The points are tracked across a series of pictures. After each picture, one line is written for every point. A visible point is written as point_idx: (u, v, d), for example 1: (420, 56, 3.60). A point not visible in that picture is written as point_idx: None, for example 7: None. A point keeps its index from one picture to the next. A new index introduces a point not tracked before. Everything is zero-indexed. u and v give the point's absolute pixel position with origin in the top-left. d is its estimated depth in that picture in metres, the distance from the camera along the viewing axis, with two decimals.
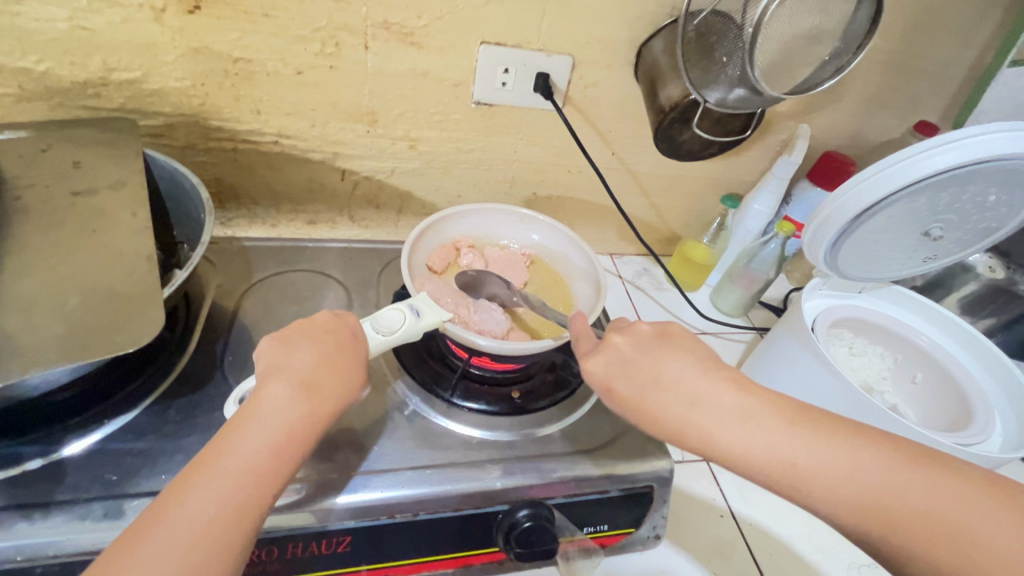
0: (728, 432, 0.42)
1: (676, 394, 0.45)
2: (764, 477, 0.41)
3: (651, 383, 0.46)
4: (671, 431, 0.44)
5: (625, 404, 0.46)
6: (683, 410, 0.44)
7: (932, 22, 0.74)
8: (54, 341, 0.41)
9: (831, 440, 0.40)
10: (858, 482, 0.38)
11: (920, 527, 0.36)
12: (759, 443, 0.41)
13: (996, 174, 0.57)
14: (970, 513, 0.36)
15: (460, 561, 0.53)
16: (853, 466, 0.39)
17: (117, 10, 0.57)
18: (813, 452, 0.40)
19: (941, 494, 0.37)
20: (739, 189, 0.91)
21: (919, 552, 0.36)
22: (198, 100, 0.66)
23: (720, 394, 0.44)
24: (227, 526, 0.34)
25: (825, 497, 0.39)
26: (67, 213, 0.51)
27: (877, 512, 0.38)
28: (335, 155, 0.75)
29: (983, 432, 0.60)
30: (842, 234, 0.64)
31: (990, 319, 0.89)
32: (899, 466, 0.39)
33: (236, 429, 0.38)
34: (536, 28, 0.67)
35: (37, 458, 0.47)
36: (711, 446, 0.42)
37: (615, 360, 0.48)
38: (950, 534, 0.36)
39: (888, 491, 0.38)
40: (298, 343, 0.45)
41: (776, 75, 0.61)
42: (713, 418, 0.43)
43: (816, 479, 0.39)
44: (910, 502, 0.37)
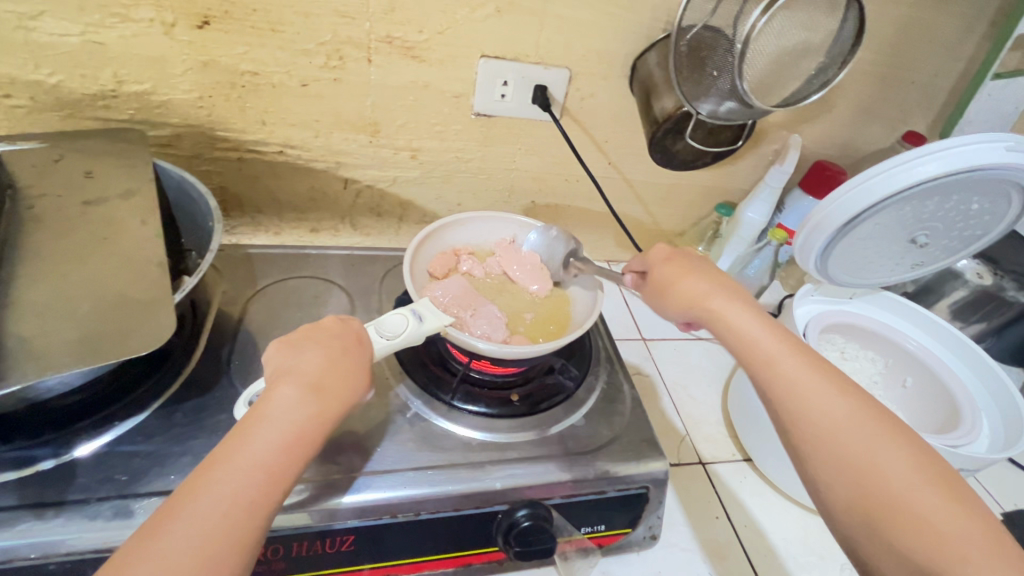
0: (736, 312, 0.51)
1: (709, 280, 0.54)
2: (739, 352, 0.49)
3: (695, 269, 0.55)
4: (687, 302, 0.53)
5: (661, 280, 0.56)
6: (706, 288, 0.53)
7: (918, 36, 0.76)
8: (69, 344, 0.43)
9: (806, 358, 0.47)
10: (808, 389, 0.45)
11: (836, 437, 0.42)
12: (753, 326, 0.49)
13: (976, 183, 0.59)
14: (883, 444, 0.42)
15: (460, 560, 0.54)
16: (812, 377, 0.45)
17: (128, 25, 0.59)
18: (790, 354, 0.47)
19: (870, 423, 0.43)
20: (732, 197, 0.93)
21: (823, 459, 0.42)
22: (205, 111, 0.67)
23: (745, 296, 0.53)
24: (241, 520, 0.36)
25: (773, 385, 0.46)
26: (80, 221, 0.52)
27: (807, 418, 0.44)
28: (338, 165, 0.77)
29: (970, 432, 0.62)
30: (832, 242, 0.65)
31: (980, 324, 0.90)
32: (849, 394, 0.44)
33: (246, 428, 0.40)
34: (534, 42, 0.70)
35: (49, 459, 0.48)
36: (711, 315, 0.51)
37: (681, 253, 0.58)
38: (857, 451, 0.41)
39: (828, 406, 0.44)
40: (304, 347, 0.47)
41: (765, 88, 0.64)
42: (731, 299, 0.52)
43: (780, 367, 0.47)
44: (843, 419, 0.43)
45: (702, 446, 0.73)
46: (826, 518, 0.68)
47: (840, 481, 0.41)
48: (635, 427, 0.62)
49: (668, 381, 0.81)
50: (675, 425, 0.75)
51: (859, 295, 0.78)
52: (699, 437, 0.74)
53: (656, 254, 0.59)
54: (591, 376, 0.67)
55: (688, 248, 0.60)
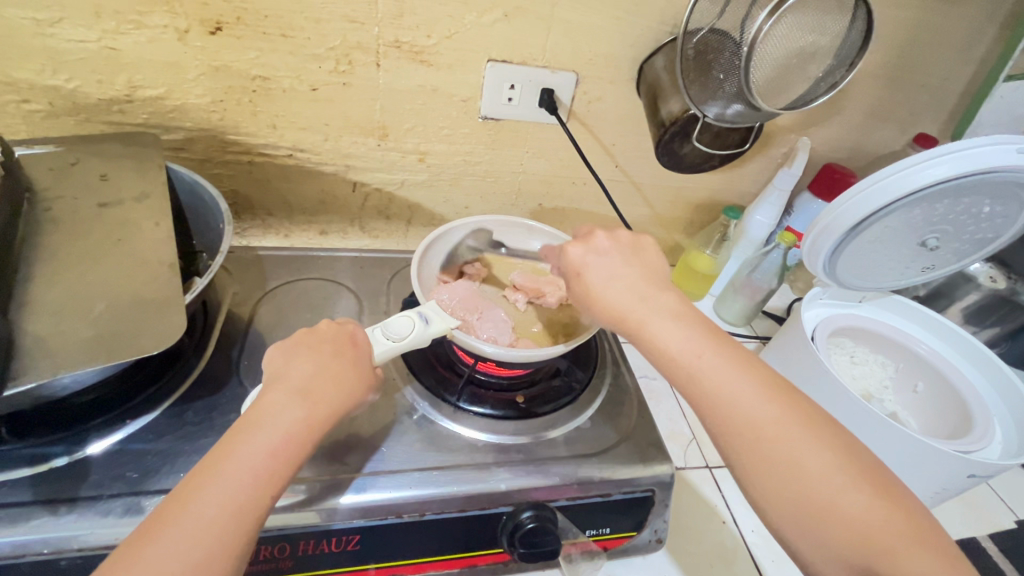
0: (657, 324, 0.48)
1: (624, 288, 0.50)
2: (670, 367, 0.46)
3: (613, 274, 0.51)
4: (615, 316, 0.50)
5: (583, 290, 0.52)
6: (631, 300, 0.49)
7: (928, 38, 0.76)
8: (84, 342, 0.44)
9: (731, 362, 0.45)
10: (737, 397, 0.43)
11: (764, 445, 0.42)
12: (675, 337, 0.47)
13: (986, 186, 0.58)
14: (808, 447, 0.41)
15: (466, 561, 0.55)
16: (737, 385, 0.44)
17: (143, 31, 0.60)
18: (710, 363, 0.45)
19: (796, 428, 0.42)
20: (740, 200, 0.93)
21: (758, 473, 0.41)
22: (217, 115, 0.68)
23: (663, 299, 0.49)
24: (230, 524, 0.36)
25: (705, 400, 0.44)
26: (95, 223, 0.53)
27: (738, 435, 0.42)
28: (347, 168, 0.77)
29: (984, 437, 0.61)
30: (840, 245, 0.65)
31: (993, 329, 0.89)
32: (770, 397, 0.43)
33: (238, 435, 0.40)
34: (541, 46, 0.70)
35: (62, 456, 0.49)
36: (639, 330, 0.48)
37: (594, 254, 0.53)
38: (788, 456, 0.41)
39: (752, 411, 0.43)
40: (296, 353, 0.48)
41: (773, 91, 0.63)
42: (650, 310, 0.49)
43: (704, 379, 0.44)
44: (766, 424, 0.42)
45: (709, 450, 0.73)
46: None
47: (772, 490, 0.41)
48: (641, 429, 0.62)
49: None
50: (682, 429, 0.74)
51: (869, 299, 0.77)
52: (707, 441, 0.74)
53: (569, 256, 0.54)
54: (596, 379, 0.67)
55: (601, 241, 0.54)
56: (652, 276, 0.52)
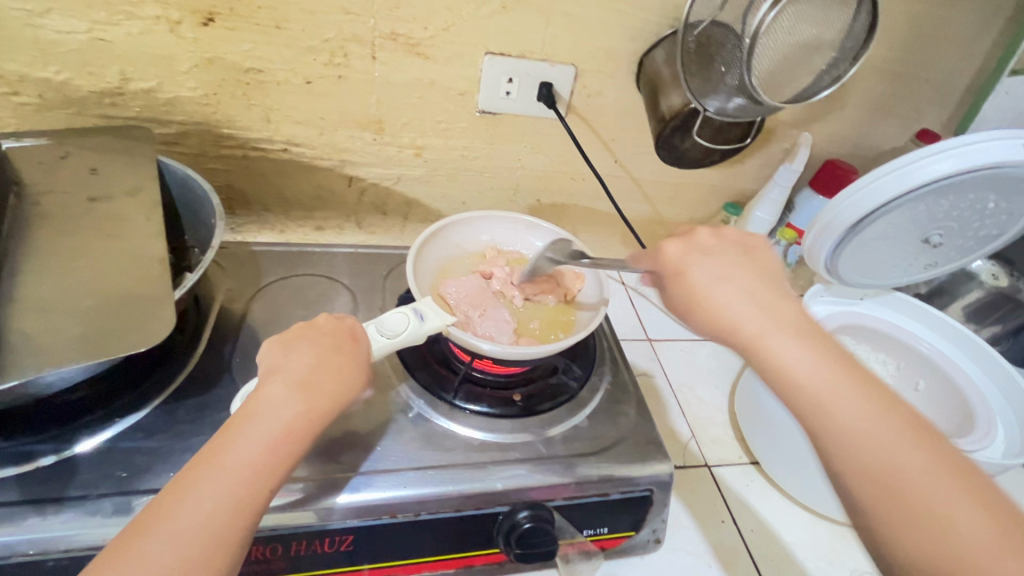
0: (777, 341, 0.43)
1: (738, 296, 0.46)
2: (790, 392, 0.42)
3: (724, 280, 0.47)
4: (722, 327, 0.45)
5: (686, 293, 0.48)
6: (748, 310, 0.45)
7: (932, 32, 0.75)
8: (71, 339, 0.43)
9: (867, 393, 0.41)
10: (873, 436, 0.39)
11: (905, 494, 0.37)
12: (801, 360, 0.42)
13: (992, 181, 0.57)
14: (959, 501, 0.36)
15: (461, 561, 0.54)
16: (871, 421, 0.39)
17: (134, 23, 0.59)
18: (845, 393, 0.40)
19: (941, 476, 0.37)
20: (741, 196, 0.92)
21: (892, 522, 0.37)
22: (211, 109, 0.67)
23: (783, 312, 0.45)
24: (224, 521, 0.35)
25: (834, 433, 0.40)
26: (85, 217, 0.52)
27: (873, 477, 0.38)
28: (343, 163, 0.76)
29: (988, 435, 0.60)
30: (842, 241, 0.64)
31: (995, 326, 0.88)
32: (912, 437, 0.39)
33: (236, 428, 0.39)
34: (539, 39, 0.69)
35: (49, 455, 0.48)
36: (755, 346, 0.44)
37: (700, 256, 0.49)
38: (932, 509, 0.36)
39: (891, 452, 0.38)
40: (295, 345, 0.47)
41: (775, 85, 0.62)
42: (769, 325, 0.44)
43: (836, 410, 0.40)
44: (905, 468, 0.38)
45: (709, 448, 0.72)
46: (837, 524, 0.66)
47: (907, 543, 0.36)
48: (640, 427, 0.62)
49: (674, 382, 0.80)
50: (681, 428, 0.74)
51: (871, 296, 0.76)
52: (706, 440, 0.73)
53: (667, 254, 0.49)
54: (595, 376, 0.66)
55: (700, 240, 0.50)
56: (773, 286, 0.47)
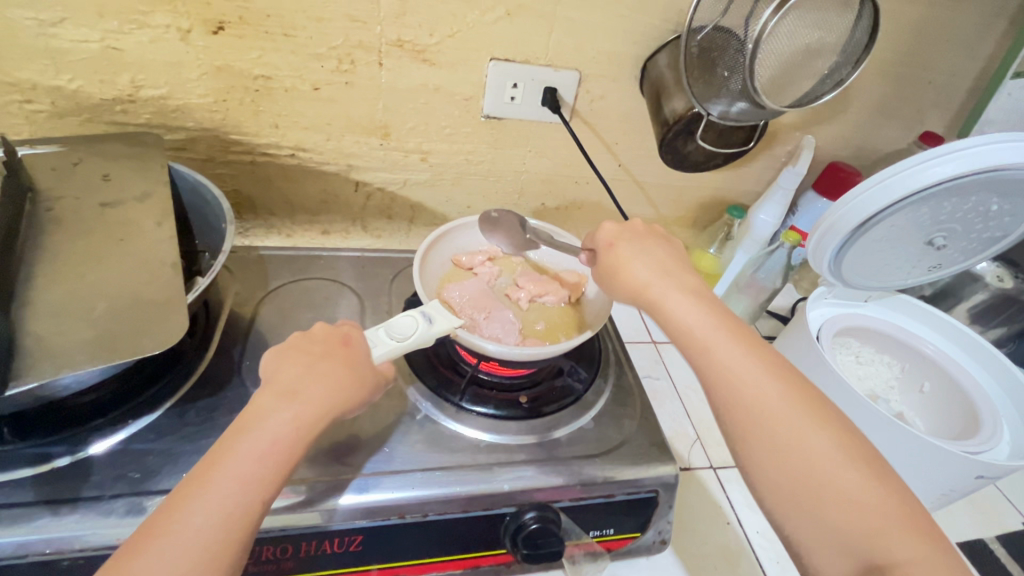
0: (674, 298, 0.49)
1: (645, 263, 0.52)
2: (680, 340, 0.47)
3: (639, 252, 0.54)
4: (631, 290, 0.52)
5: (608, 261, 0.55)
6: (652, 275, 0.51)
7: (934, 35, 0.75)
8: (85, 343, 0.44)
9: (742, 341, 0.45)
10: (744, 371, 0.43)
11: (767, 423, 0.41)
12: (690, 311, 0.48)
13: (994, 184, 0.58)
14: (815, 432, 0.40)
15: (467, 562, 0.54)
16: (744, 362, 0.44)
17: (145, 31, 0.60)
18: (724, 339, 0.45)
19: (802, 411, 0.41)
20: (744, 199, 0.93)
21: (754, 448, 0.41)
22: (219, 115, 0.68)
23: (682, 278, 0.51)
24: (217, 533, 0.36)
25: (713, 373, 0.44)
26: (99, 223, 0.53)
27: (740, 409, 0.42)
28: (350, 168, 0.77)
29: (992, 438, 0.60)
30: (846, 243, 0.64)
31: (1000, 328, 0.88)
32: (779, 379, 0.43)
33: (232, 439, 0.40)
34: (544, 45, 0.70)
35: (65, 456, 0.49)
36: (657, 302, 0.49)
37: (621, 233, 0.56)
38: (791, 437, 0.40)
39: (758, 388, 0.42)
40: (286, 355, 0.46)
41: (777, 89, 0.63)
42: (669, 284, 0.50)
43: (714, 351, 0.45)
44: (770, 401, 0.42)
45: (713, 450, 0.73)
46: None
47: (768, 466, 0.40)
48: (645, 430, 0.62)
49: (679, 384, 0.80)
50: (686, 430, 0.74)
51: (875, 298, 0.77)
52: (711, 441, 0.73)
53: (602, 233, 0.57)
54: (600, 379, 0.67)
55: (635, 227, 0.58)
56: (681, 262, 0.54)
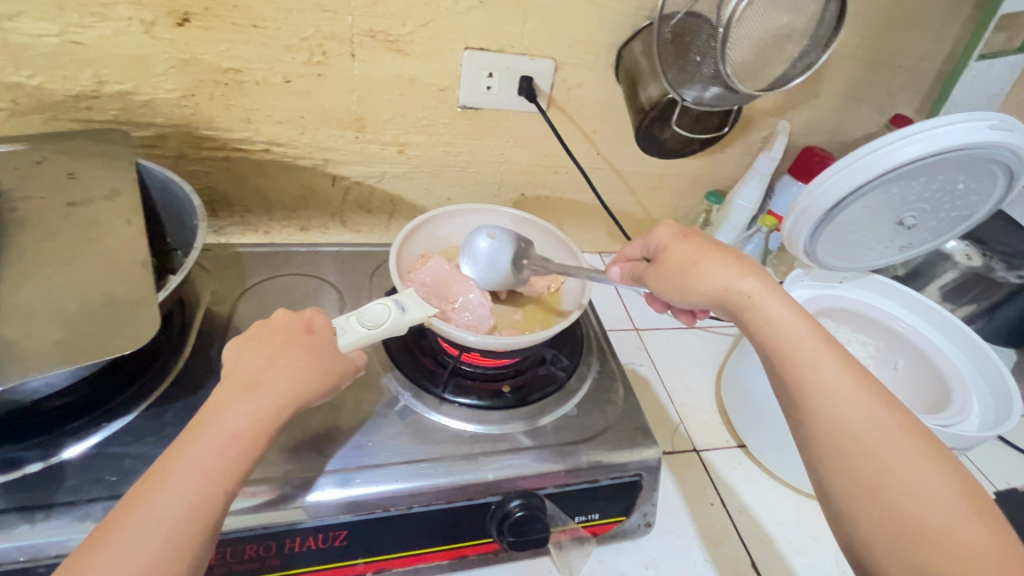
0: (775, 306, 0.47)
1: (742, 265, 0.50)
2: (778, 350, 0.45)
3: (726, 251, 0.51)
4: (714, 288, 0.49)
5: (683, 257, 0.51)
6: (743, 275, 0.49)
7: (903, 18, 0.76)
8: (53, 345, 0.43)
9: (848, 363, 0.44)
10: (850, 394, 0.42)
11: (871, 451, 0.39)
12: (792, 322, 0.46)
13: (962, 163, 0.59)
14: (925, 466, 0.38)
15: (455, 552, 0.54)
16: (850, 382, 0.42)
17: (107, 24, 0.59)
18: (832, 357, 0.44)
19: (911, 443, 0.40)
20: (722, 185, 0.94)
21: (849, 470, 0.40)
22: (189, 110, 0.67)
23: (781, 287, 0.49)
24: (175, 527, 0.35)
25: (816, 388, 0.43)
26: (65, 222, 0.52)
27: (840, 428, 0.41)
28: (326, 162, 0.76)
29: (962, 410, 0.62)
30: (820, 226, 0.65)
31: (970, 305, 0.91)
32: (887, 405, 0.41)
33: (192, 433, 0.39)
34: (518, 34, 0.69)
35: (37, 461, 0.48)
36: (754, 307, 0.47)
37: (693, 233, 0.54)
38: (895, 466, 0.38)
39: (866, 413, 0.41)
40: (250, 346, 0.46)
41: (750, 73, 0.63)
42: (766, 289, 0.48)
43: (822, 369, 0.43)
44: (877, 426, 0.40)
45: (697, 433, 0.73)
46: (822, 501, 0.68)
47: (863, 490, 0.39)
48: (628, 416, 0.62)
49: (662, 370, 0.81)
50: (670, 414, 0.75)
51: (850, 279, 0.78)
52: (694, 425, 0.74)
53: (659, 236, 0.54)
54: (583, 366, 0.67)
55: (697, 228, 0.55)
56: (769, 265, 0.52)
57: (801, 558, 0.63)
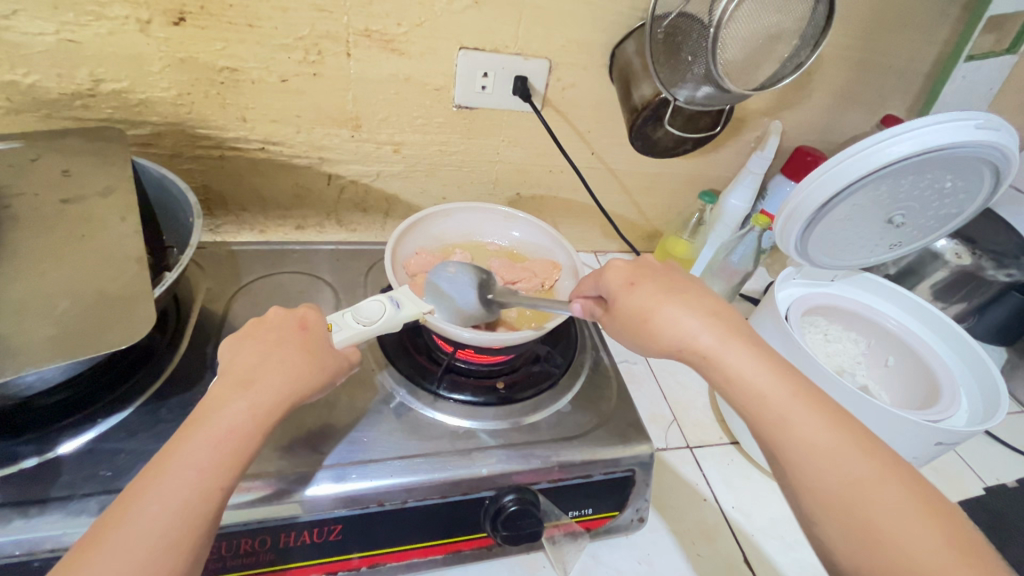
0: (735, 355, 0.45)
1: (694, 312, 0.48)
2: (748, 406, 0.44)
3: (677, 297, 0.49)
4: (671, 339, 0.47)
5: (635, 306, 0.50)
6: (698, 324, 0.47)
7: (893, 20, 0.77)
8: (48, 340, 0.43)
9: (820, 410, 0.42)
10: (826, 446, 0.40)
11: (858, 507, 0.38)
12: (757, 372, 0.44)
13: (949, 162, 0.60)
14: (913, 518, 0.37)
15: (449, 547, 0.55)
16: (824, 433, 0.41)
17: (103, 23, 0.59)
18: (800, 407, 0.42)
19: (895, 493, 0.38)
20: (715, 185, 0.94)
21: (841, 531, 0.38)
22: (185, 108, 0.67)
23: (741, 330, 0.47)
24: (173, 523, 0.35)
25: (792, 444, 0.41)
26: (60, 219, 0.52)
27: (823, 485, 0.39)
28: (321, 161, 0.77)
29: (951, 406, 0.63)
30: (810, 224, 0.66)
31: (961, 304, 0.92)
32: (866, 453, 0.40)
33: (189, 429, 0.39)
34: (512, 33, 0.70)
35: (32, 457, 0.48)
36: (715, 360, 0.46)
37: (644, 274, 0.52)
38: (885, 522, 0.37)
39: (847, 466, 0.39)
40: (246, 342, 0.46)
41: (741, 73, 0.64)
42: (724, 336, 0.47)
43: (793, 424, 0.42)
44: (859, 480, 0.39)
45: (690, 431, 0.74)
46: None
47: (857, 552, 0.37)
48: (621, 412, 0.63)
49: (656, 368, 0.81)
50: (663, 411, 0.75)
51: (841, 277, 0.79)
52: (687, 422, 0.75)
53: (612, 275, 0.53)
54: (576, 363, 0.68)
55: (649, 263, 0.54)
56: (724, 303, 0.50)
57: (792, 553, 0.63)
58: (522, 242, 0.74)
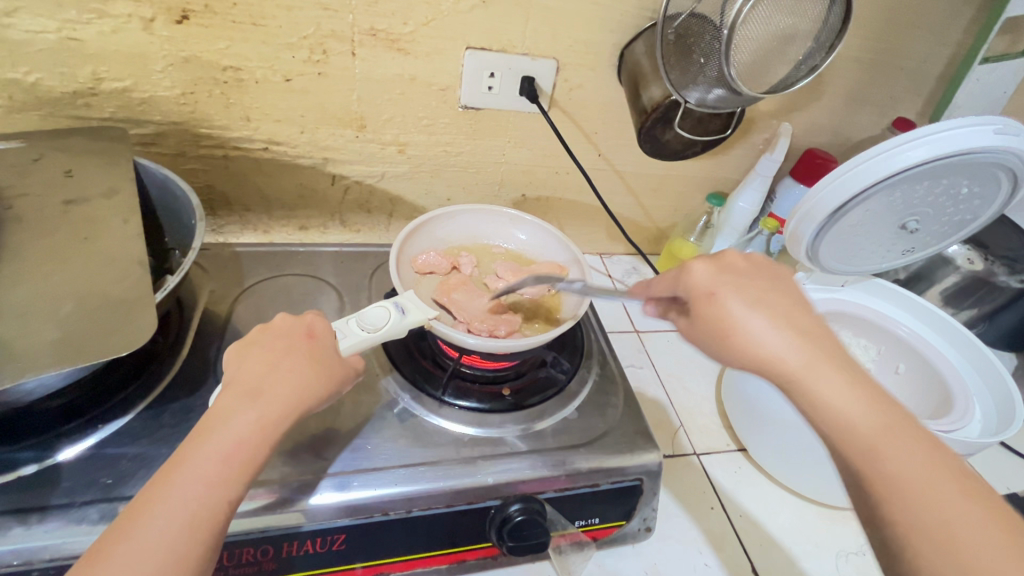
0: (824, 376, 0.40)
1: (779, 326, 0.43)
2: (832, 431, 0.39)
3: (758, 309, 0.44)
4: (752, 358, 0.43)
5: (716, 318, 0.45)
6: (783, 340, 0.42)
7: (906, 21, 0.76)
8: (48, 345, 0.42)
9: (916, 440, 0.37)
10: (922, 480, 0.36)
11: (962, 552, 0.33)
12: (846, 397, 0.39)
13: (965, 167, 0.59)
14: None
15: (454, 556, 0.54)
16: (918, 467, 0.36)
17: (105, 21, 0.58)
18: (894, 436, 0.38)
19: (1002, 536, 0.33)
20: (723, 187, 0.93)
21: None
22: (188, 108, 0.66)
23: (832, 349, 0.42)
24: (178, 537, 0.35)
25: (882, 475, 0.37)
26: (62, 221, 0.51)
27: (917, 522, 0.35)
28: (325, 161, 0.76)
29: (965, 416, 0.62)
30: (822, 229, 0.65)
31: (971, 310, 0.91)
32: (966, 490, 0.35)
33: (196, 441, 0.39)
34: (519, 33, 0.69)
35: (31, 464, 0.48)
36: (801, 381, 0.41)
37: (728, 281, 0.46)
38: (994, 573, 0.32)
39: (944, 502, 0.35)
40: (251, 350, 0.45)
41: (753, 76, 0.63)
42: (814, 357, 0.42)
43: (886, 453, 0.37)
44: (960, 520, 0.34)
45: (697, 437, 0.73)
46: (826, 507, 0.68)
47: None
48: (628, 419, 0.62)
49: (663, 373, 0.81)
50: (670, 417, 0.74)
51: (851, 282, 0.78)
52: (694, 428, 0.74)
53: (696, 279, 0.47)
54: (583, 369, 0.67)
55: (732, 265, 0.48)
56: (812, 315, 0.45)
57: (802, 563, 0.62)
58: (529, 245, 0.73)
